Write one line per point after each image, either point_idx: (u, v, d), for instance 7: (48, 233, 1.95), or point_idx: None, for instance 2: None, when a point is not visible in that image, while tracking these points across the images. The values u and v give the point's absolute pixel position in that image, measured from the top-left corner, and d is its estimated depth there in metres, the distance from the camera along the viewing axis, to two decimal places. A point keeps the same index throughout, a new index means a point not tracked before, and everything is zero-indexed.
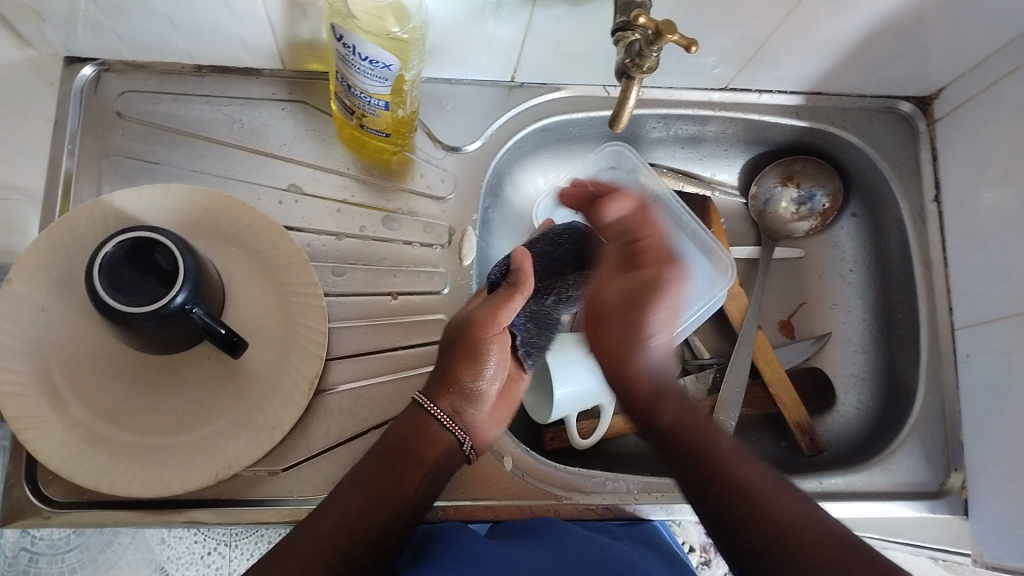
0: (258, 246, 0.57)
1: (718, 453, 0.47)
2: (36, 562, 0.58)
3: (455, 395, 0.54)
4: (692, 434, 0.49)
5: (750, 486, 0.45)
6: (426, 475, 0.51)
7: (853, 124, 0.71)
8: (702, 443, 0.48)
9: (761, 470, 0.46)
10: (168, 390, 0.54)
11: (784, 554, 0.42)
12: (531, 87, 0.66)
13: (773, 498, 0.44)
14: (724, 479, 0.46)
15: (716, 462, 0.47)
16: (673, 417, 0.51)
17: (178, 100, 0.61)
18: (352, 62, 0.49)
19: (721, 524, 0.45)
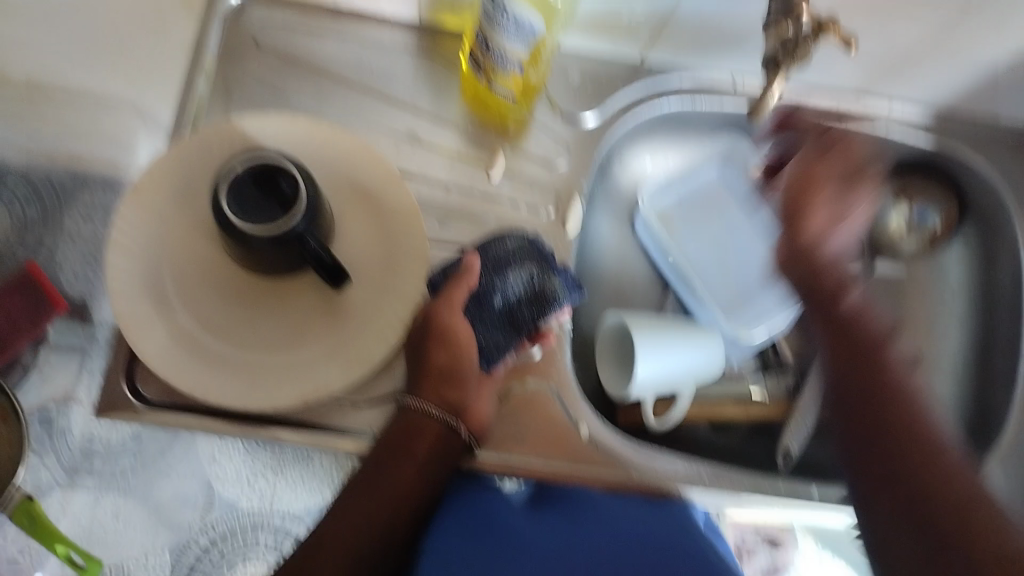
0: (372, 186, 0.58)
1: (882, 370, 0.49)
2: (91, 460, 0.60)
3: (433, 382, 0.53)
4: (861, 352, 0.50)
5: (917, 422, 0.46)
6: (421, 471, 0.51)
7: (978, 147, 0.69)
8: (856, 365, 0.50)
9: (952, 414, 0.47)
10: (268, 311, 0.55)
11: (929, 495, 0.42)
12: (659, 68, 0.66)
13: (934, 420, 0.46)
14: (878, 399, 0.48)
15: (880, 398, 0.48)
16: (846, 345, 0.51)
17: (313, 36, 0.62)
18: (497, 22, 0.49)
19: (862, 436, 0.47)
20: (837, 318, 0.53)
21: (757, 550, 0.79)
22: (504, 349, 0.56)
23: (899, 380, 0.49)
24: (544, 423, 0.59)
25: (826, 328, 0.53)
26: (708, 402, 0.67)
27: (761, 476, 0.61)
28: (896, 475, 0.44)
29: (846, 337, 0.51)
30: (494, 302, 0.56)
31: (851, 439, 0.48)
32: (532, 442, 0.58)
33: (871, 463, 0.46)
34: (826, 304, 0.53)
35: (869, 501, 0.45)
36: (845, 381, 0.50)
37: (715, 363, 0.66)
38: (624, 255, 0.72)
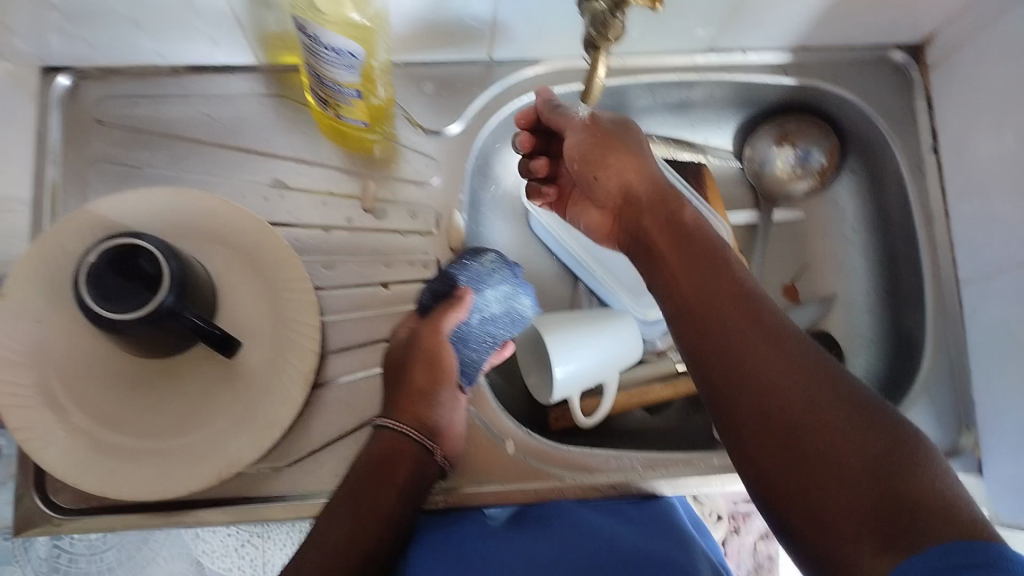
0: (246, 243, 0.57)
1: (732, 312, 0.44)
2: (75, 562, 0.63)
3: (418, 404, 0.54)
4: (715, 292, 0.45)
5: (814, 366, 0.40)
6: (398, 497, 0.51)
7: (844, 78, 0.69)
8: (710, 316, 0.44)
9: (758, 312, 0.43)
10: (165, 393, 0.54)
11: (827, 452, 0.38)
12: (510, 64, 0.65)
13: (765, 346, 0.41)
14: (736, 358, 0.42)
15: (747, 338, 0.42)
16: (688, 281, 0.46)
17: (155, 102, 0.61)
18: (319, 53, 0.49)
19: (761, 419, 0.40)
20: (689, 266, 0.47)
21: (750, 513, 0.78)
22: (477, 368, 0.59)
23: (764, 325, 0.42)
24: (472, 446, 0.59)
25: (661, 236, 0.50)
26: (638, 389, 0.68)
27: (696, 457, 0.61)
28: (808, 451, 0.38)
29: (691, 284, 0.46)
30: (472, 322, 0.59)
31: (717, 367, 0.43)
32: (464, 470, 0.59)
33: (778, 450, 0.39)
34: (711, 263, 0.47)
35: (772, 453, 0.39)
36: (705, 318, 0.44)
37: (632, 347, 0.66)
38: (526, 253, 0.72)
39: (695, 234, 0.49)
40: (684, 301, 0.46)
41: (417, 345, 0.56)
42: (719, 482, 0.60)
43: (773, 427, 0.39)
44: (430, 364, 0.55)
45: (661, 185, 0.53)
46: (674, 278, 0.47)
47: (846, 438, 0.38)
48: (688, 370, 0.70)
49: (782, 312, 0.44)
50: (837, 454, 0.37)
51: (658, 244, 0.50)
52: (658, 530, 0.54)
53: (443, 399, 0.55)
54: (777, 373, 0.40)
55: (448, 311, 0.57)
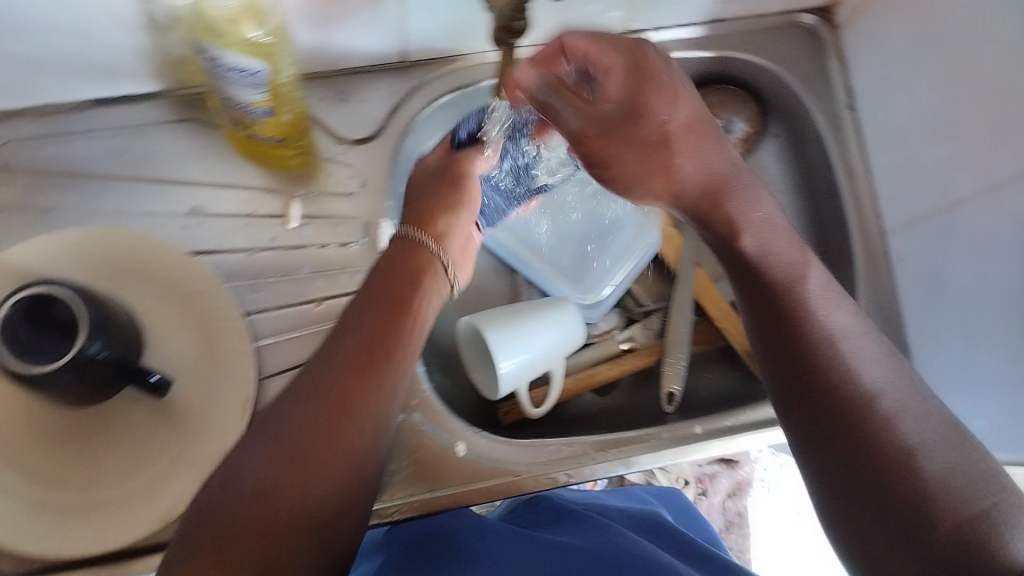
0: (169, 276, 0.55)
1: (813, 374, 0.46)
2: None
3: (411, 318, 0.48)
4: (796, 358, 0.47)
5: (876, 423, 0.43)
6: (349, 462, 0.43)
7: (756, 44, 0.70)
8: (836, 380, 0.45)
9: (851, 390, 0.44)
10: (101, 442, 0.52)
11: (926, 515, 0.40)
12: (423, 64, 0.63)
13: (876, 424, 0.43)
14: (844, 426, 0.44)
15: (847, 410, 0.44)
16: (794, 354, 0.47)
17: (58, 140, 0.58)
18: (224, 75, 0.48)
19: (834, 475, 0.44)
20: (776, 324, 0.49)
21: None
22: (499, 211, 0.64)
23: (851, 395, 0.44)
24: (422, 453, 0.59)
25: (762, 302, 0.50)
26: (584, 373, 0.68)
27: (646, 435, 0.62)
28: (899, 513, 0.41)
29: (784, 348, 0.48)
30: (500, 169, 0.61)
31: (824, 442, 0.45)
32: (417, 479, 0.58)
33: (872, 515, 0.42)
34: (789, 333, 0.48)
35: (857, 507, 0.43)
36: (824, 390, 0.45)
37: (575, 334, 0.66)
38: None
39: (779, 293, 0.49)
40: (814, 364, 0.46)
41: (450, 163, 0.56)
42: (671, 456, 0.61)
43: (857, 494, 0.43)
44: (446, 206, 0.55)
45: (732, 178, 0.51)
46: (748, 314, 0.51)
47: (950, 507, 0.40)
48: (632, 347, 0.71)
49: (875, 375, 0.45)
50: (912, 518, 0.41)
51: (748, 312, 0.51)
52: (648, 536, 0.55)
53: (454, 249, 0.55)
54: (852, 433, 0.44)
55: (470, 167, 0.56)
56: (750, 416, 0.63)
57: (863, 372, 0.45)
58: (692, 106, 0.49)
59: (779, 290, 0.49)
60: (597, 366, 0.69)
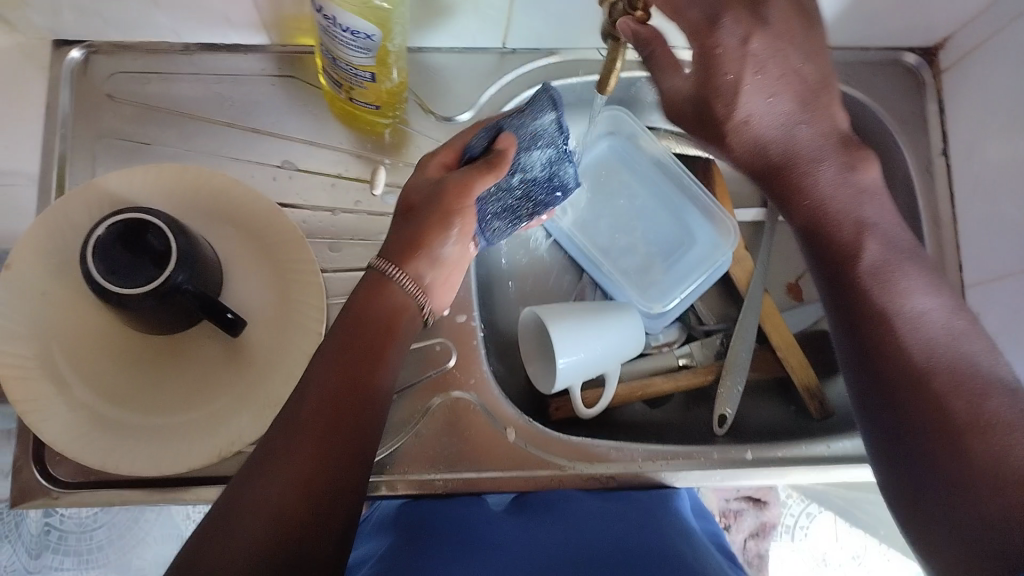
0: (252, 222, 0.57)
1: (892, 365, 0.43)
2: (65, 539, 0.68)
3: (371, 326, 0.46)
4: (878, 352, 0.44)
5: (946, 405, 0.41)
6: (379, 381, 0.44)
7: (856, 77, 0.69)
8: (892, 349, 0.43)
9: (919, 364, 0.42)
10: (168, 371, 0.54)
11: (982, 486, 0.38)
12: (523, 53, 0.65)
13: (929, 390, 0.41)
14: (908, 393, 0.42)
15: (905, 381, 0.42)
16: (858, 327, 0.45)
17: (166, 79, 0.61)
18: (335, 35, 0.48)
19: (908, 470, 0.42)
20: (851, 312, 0.46)
21: (742, 511, 0.76)
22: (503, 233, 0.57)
23: (911, 361, 0.43)
24: (470, 434, 0.59)
25: (843, 295, 0.46)
26: (640, 382, 0.68)
27: (697, 452, 0.61)
28: (955, 484, 0.39)
29: (848, 320, 0.46)
30: (512, 181, 0.52)
31: (880, 410, 0.44)
32: (464, 457, 0.59)
33: (942, 509, 0.40)
34: (870, 335, 0.44)
35: (911, 476, 0.42)
36: (885, 363, 0.44)
37: (632, 343, 0.65)
38: (532, 247, 0.72)
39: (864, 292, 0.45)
40: (868, 335, 0.45)
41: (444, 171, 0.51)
42: (718, 477, 0.61)
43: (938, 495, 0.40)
44: (448, 217, 0.49)
45: (804, 151, 0.46)
46: (851, 310, 0.46)
47: (998, 480, 0.38)
48: (688, 364, 0.70)
49: (937, 335, 0.43)
50: (980, 501, 0.38)
51: (854, 330, 0.45)
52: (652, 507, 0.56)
53: (425, 266, 0.50)
54: (914, 407, 0.42)
55: (480, 170, 0.48)
56: (804, 451, 0.62)
57: (923, 330, 0.43)
58: (780, 79, 0.44)
59: (864, 276, 0.45)
60: (653, 377, 0.69)
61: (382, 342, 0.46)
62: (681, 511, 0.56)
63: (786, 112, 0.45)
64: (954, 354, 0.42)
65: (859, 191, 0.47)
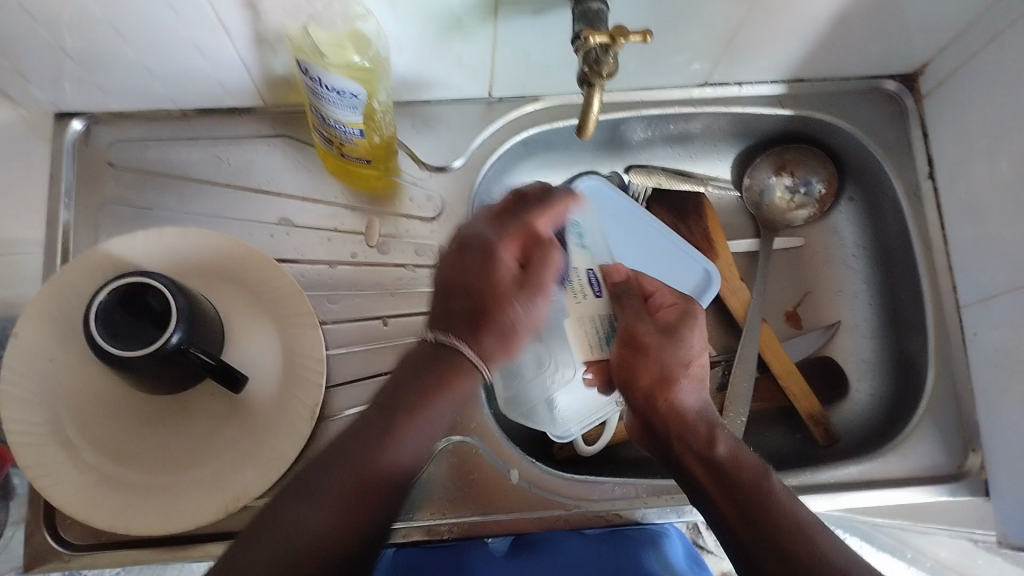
0: (252, 280, 0.58)
1: (763, 506, 0.47)
2: None
3: (417, 399, 0.48)
4: (759, 509, 0.47)
5: (800, 528, 0.46)
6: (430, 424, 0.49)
7: (838, 107, 0.71)
8: (754, 511, 0.47)
9: (795, 526, 0.46)
10: (173, 429, 0.54)
11: None
12: (510, 100, 0.67)
13: (805, 547, 0.45)
14: (772, 546, 0.46)
15: (774, 535, 0.46)
16: (718, 480, 0.50)
17: (166, 145, 0.63)
18: (322, 95, 0.50)
19: None
20: (720, 473, 0.50)
21: None
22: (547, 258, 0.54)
23: (792, 526, 0.46)
24: (475, 477, 0.60)
25: (701, 466, 0.51)
26: None
27: None
28: None
29: (709, 466, 0.51)
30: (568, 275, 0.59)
31: (766, 564, 0.45)
32: (471, 500, 0.59)
33: None
34: (764, 514, 0.47)
35: None
36: (751, 522, 0.47)
37: None
38: None
39: (748, 489, 0.49)
40: (712, 501, 0.50)
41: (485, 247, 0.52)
42: None
43: None
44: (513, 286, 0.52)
45: (697, 416, 0.54)
46: (699, 471, 0.51)
47: None
48: None
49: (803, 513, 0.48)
50: None
51: (733, 528, 0.48)
52: (643, 547, 0.56)
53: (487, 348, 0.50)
54: (804, 563, 0.44)
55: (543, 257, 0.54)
56: (815, 477, 0.62)
57: (801, 510, 0.48)
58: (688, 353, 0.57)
59: (696, 425, 0.53)
60: None
61: (376, 466, 0.46)
62: (669, 551, 0.57)
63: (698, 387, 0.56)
64: (820, 529, 0.47)
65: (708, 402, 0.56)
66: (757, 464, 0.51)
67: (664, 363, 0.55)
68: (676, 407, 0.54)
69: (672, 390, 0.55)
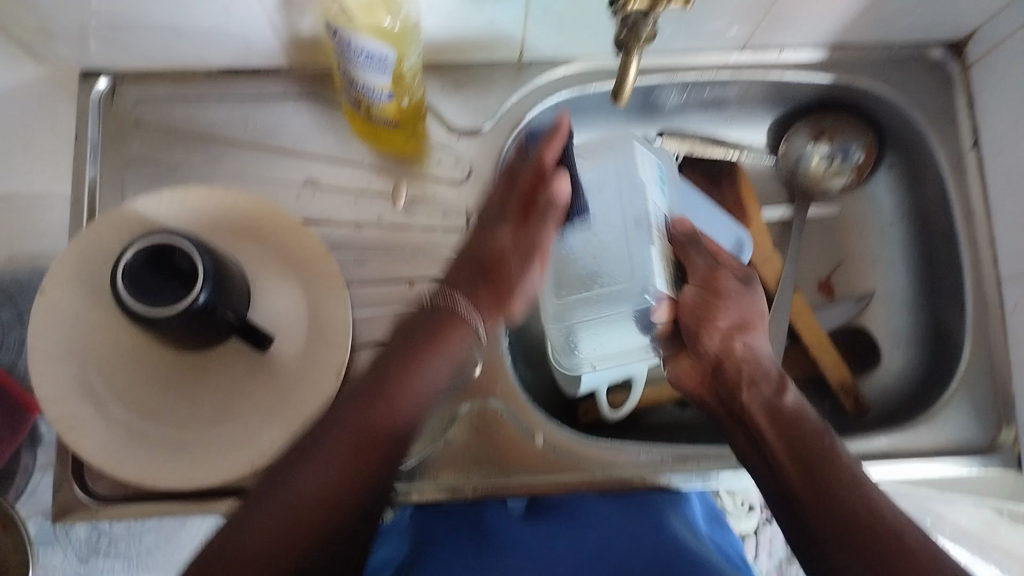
0: (277, 241, 0.58)
1: (820, 454, 0.47)
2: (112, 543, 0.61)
3: (396, 379, 0.45)
4: (814, 457, 0.47)
5: (854, 474, 0.46)
6: (393, 436, 0.44)
7: (881, 74, 0.69)
8: (809, 458, 0.47)
9: (849, 473, 0.46)
10: (197, 387, 0.55)
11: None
12: (541, 64, 0.65)
13: (856, 493, 0.45)
14: (823, 491, 0.45)
15: (827, 479, 0.46)
16: (779, 428, 0.50)
17: (193, 104, 0.62)
18: (351, 58, 0.50)
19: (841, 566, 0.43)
20: (780, 422, 0.50)
21: None
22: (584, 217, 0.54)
23: (847, 472, 0.46)
24: (498, 439, 0.59)
25: (761, 413, 0.51)
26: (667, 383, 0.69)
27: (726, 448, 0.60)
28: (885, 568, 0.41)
29: (772, 413, 0.51)
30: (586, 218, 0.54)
31: (813, 506, 0.45)
32: (491, 462, 0.58)
33: None
34: (826, 466, 0.47)
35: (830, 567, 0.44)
36: (803, 467, 0.47)
37: None
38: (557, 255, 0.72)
39: (812, 444, 0.48)
40: (765, 446, 0.50)
41: (496, 250, 0.50)
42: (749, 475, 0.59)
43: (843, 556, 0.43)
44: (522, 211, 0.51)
45: (764, 366, 0.54)
46: (758, 419, 0.51)
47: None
48: None
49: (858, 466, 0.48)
50: None
51: (789, 476, 0.47)
52: (665, 510, 0.57)
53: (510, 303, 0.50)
54: (853, 506, 0.44)
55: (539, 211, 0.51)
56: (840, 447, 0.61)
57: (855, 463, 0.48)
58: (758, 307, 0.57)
59: (761, 375, 0.53)
60: None
61: (394, 403, 0.45)
62: (688, 514, 0.58)
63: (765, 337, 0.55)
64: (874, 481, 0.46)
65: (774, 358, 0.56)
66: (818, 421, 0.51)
67: (740, 311, 0.55)
68: (742, 354, 0.54)
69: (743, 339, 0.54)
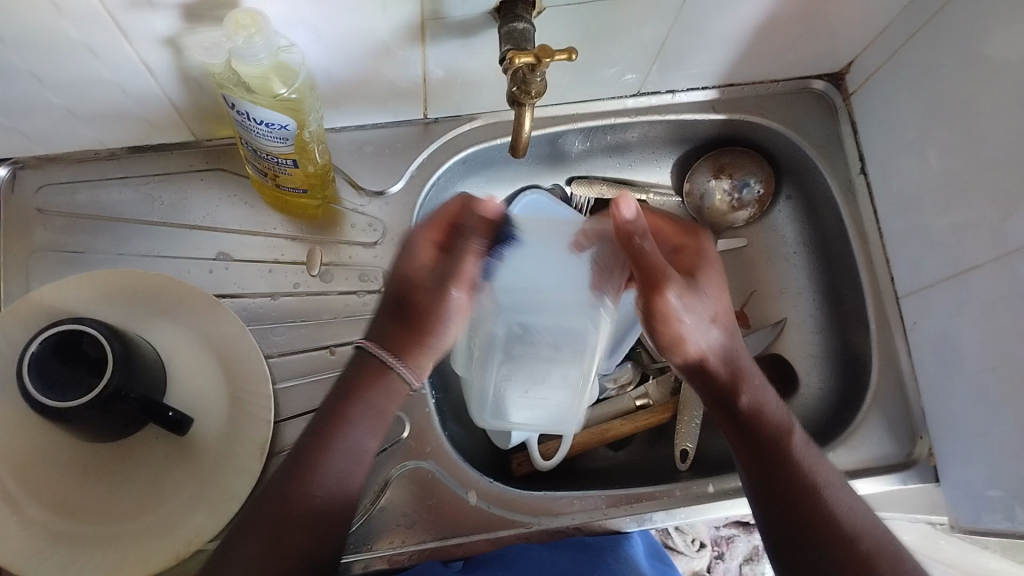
0: (190, 317, 0.57)
1: (785, 459, 0.50)
2: None
3: (351, 399, 0.51)
4: (781, 464, 0.50)
5: (816, 478, 0.50)
6: (382, 403, 0.51)
7: (770, 109, 0.72)
8: (775, 462, 0.50)
9: (811, 481, 0.49)
10: (118, 478, 0.53)
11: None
12: (447, 121, 0.67)
13: (819, 504, 0.48)
14: (789, 501, 0.49)
15: (793, 488, 0.49)
16: (741, 427, 0.51)
17: (95, 187, 0.61)
18: (251, 128, 0.50)
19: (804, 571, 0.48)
20: (743, 420, 0.51)
21: (734, 536, 0.76)
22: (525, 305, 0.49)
23: (814, 477, 0.49)
24: (433, 501, 0.59)
25: (722, 405, 0.52)
26: (598, 427, 0.68)
27: (659, 491, 0.61)
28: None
29: (740, 414, 0.51)
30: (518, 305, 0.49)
31: (778, 512, 0.49)
32: (429, 525, 0.58)
33: None
34: (791, 473, 0.49)
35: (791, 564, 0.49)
36: (770, 476, 0.50)
37: None
38: None
39: (777, 449, 0.50)
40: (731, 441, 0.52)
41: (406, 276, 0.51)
42: (682, 514, 0.61)
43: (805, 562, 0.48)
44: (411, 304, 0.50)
45: (713, 358, 0.51)
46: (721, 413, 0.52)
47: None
48: (646, 403, 0.70)
49: (820, 462, 0.51)
50: None
51: (765, 492, 0.50)
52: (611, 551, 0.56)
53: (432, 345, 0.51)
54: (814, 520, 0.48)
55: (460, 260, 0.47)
56: None
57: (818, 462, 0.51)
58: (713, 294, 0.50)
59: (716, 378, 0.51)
60: (612, 421, 0.69)
61: (314, 479, 0.48)
62: (631, 552, 0.57)
63: (706, 314, 0.49)
64: (834, 485, 0.50)
65: (732, 338, 0.51)
66: (782, 416, 0.52)
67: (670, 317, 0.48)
68: (680, 348, 0.50)
69: (677, 341, 0.50)
